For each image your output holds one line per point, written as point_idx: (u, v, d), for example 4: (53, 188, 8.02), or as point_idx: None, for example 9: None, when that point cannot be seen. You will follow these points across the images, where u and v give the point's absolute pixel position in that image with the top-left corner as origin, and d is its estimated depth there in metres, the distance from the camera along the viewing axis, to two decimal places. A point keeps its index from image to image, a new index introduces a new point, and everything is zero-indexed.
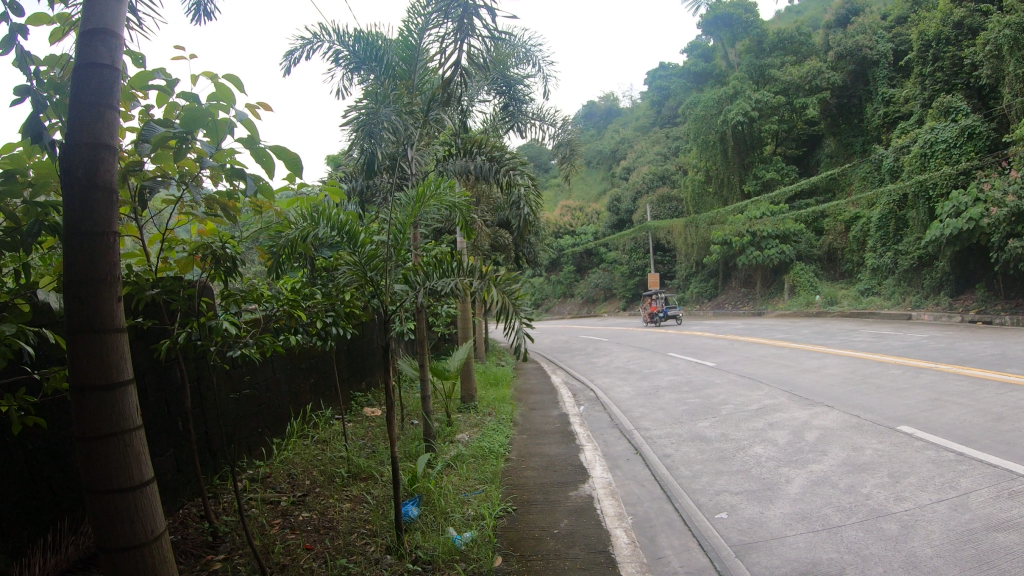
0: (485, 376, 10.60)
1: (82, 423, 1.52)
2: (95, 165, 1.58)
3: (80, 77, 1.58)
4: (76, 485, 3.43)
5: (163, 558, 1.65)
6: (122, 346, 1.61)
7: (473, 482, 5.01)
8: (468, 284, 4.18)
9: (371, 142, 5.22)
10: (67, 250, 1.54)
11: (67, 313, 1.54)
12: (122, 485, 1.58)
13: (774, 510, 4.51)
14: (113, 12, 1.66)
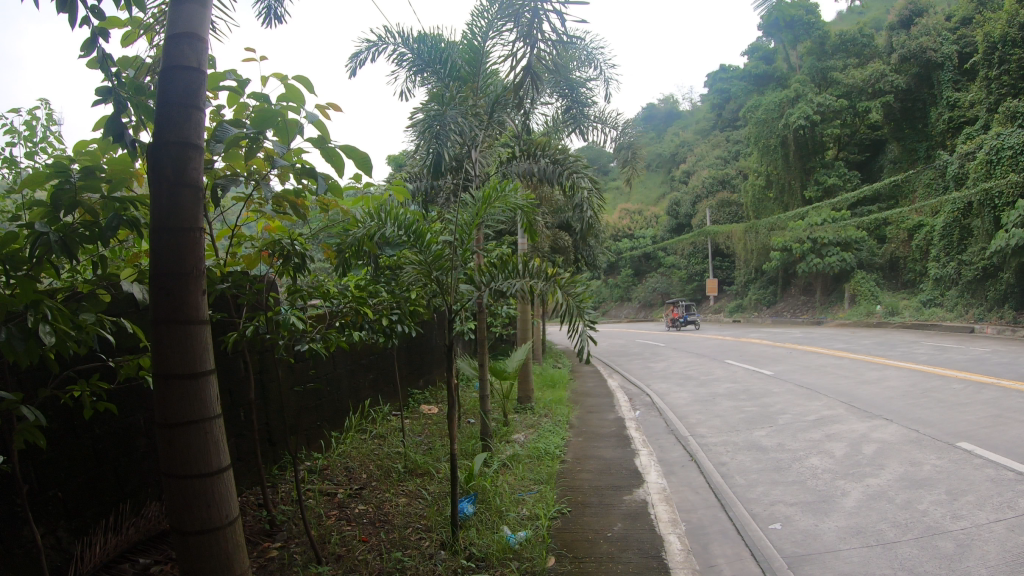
0: (542, 378, 10.62)
1: (165, 410, 1.56)
2: (183, 163, 1.62)
3: (169, 78, 1.63)
4: (142, 470, 3.56)
5: (236, 547, 1.68)
6: (205, 338, 1.65)
7: (528, 482, 5.04)
8: (532, 286, 4.19)
9: (438, 144, 5.27)
10: (156, 244, 1.59)
11: (154, 305, 1.59)
12: (201, 471, 1.61)
13: (829, 523, 4.42)
14: (201, 17, 1.71)
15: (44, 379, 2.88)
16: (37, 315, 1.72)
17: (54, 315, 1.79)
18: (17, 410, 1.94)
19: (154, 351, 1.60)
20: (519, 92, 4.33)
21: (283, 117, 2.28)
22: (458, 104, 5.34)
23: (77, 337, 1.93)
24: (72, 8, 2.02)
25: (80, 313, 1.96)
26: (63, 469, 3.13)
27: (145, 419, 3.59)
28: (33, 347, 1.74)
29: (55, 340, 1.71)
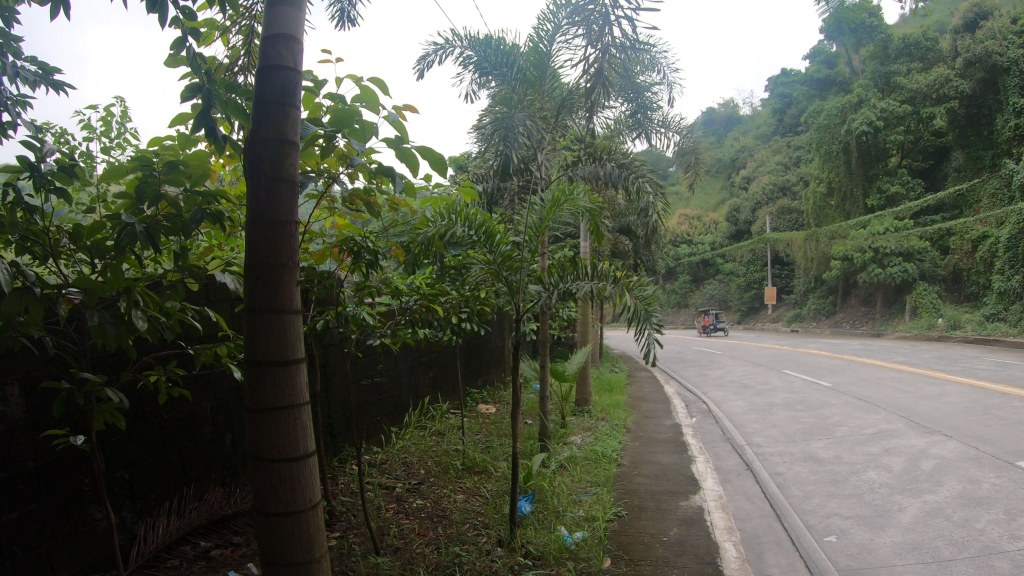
0: (599, 383, 10.61)
1: (255, 395, 1.49)
2: (281, 154, 1.55)
3: (269, 68, 1.57)
4: (206, 455, 3.68)
5: (319, 537, 1.59)
6: (298, 327, 1.57)
7: (585, 484, 5.04)
8: (601, 288, 4.19)
9: (507, 146, 5.34)
10: (250, 236, 1.52)
11: (248, 293, 1.52)
12: (288, 455, 1.53)
13: (885, 538, 4.33)
14: (298, 12, 1.64)
15: (123, 364, 3.09)
16: (128, 301, 1.79)
17: (143, 301, 1.88)
18: (101, 392, 1.96)
19: (247, 339, 1.53)
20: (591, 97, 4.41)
21: (359, 119, 2.27)
22: (526, 106, 5.39)
23: (165, 322, 2.00)
24: (164, 8, 2.03)
25: (168, 300, 2.02)
26: (131, 452, 3.25)
27: (212, 407, 3.74)
28: (126, 331, 1.81)
29: (146, 326, 1.79)
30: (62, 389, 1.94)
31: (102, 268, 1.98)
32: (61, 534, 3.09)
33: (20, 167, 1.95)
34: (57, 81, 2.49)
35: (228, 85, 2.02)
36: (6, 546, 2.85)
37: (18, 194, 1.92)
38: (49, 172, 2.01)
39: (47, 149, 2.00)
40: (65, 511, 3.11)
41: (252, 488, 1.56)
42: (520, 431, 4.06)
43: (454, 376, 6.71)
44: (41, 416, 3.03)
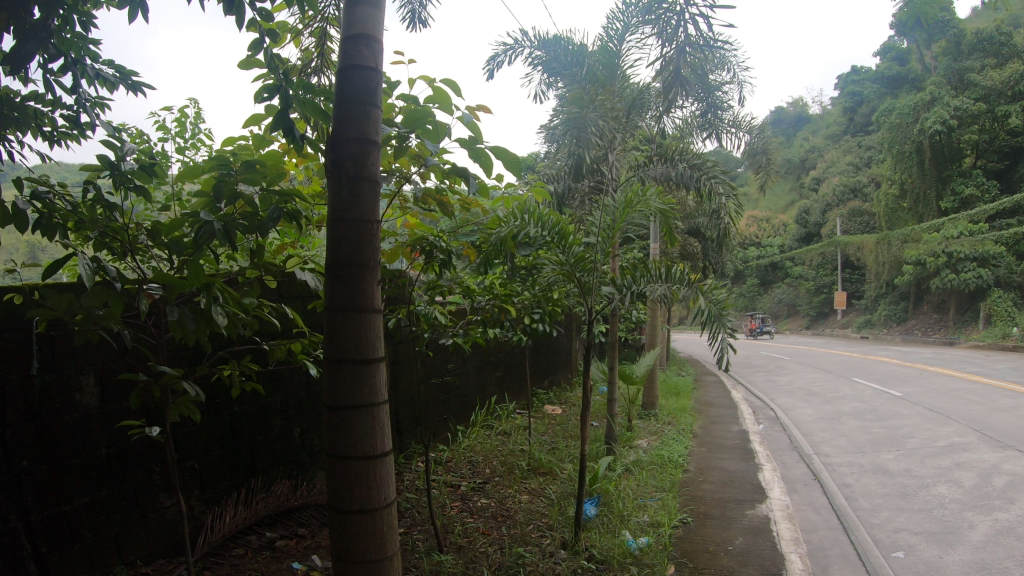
0: (666, 387, 10.51)
1: (334, 394, 1.50)
2: (363, 153, 1.55)
3: (350, 70, 1.57)
4: (275, 448, 3.76)
5: (392, 535, 1.60)
6: (379, 325, 1.58)
7: (651, 489, 4.98)
8: (675, 290, 4.14)
9: (580, 146, 5.42)
10: (333, 235, 1.54)
11: (330, 292, 1.54)
12: (365, 453, 1.54)
13: (954, 556, 4.16)
14: (378, 13, 1.64)
15: (198, 358, 3.20)
16: (209, 297, 1.81)
17: (223, 297, 1.89)
18: (179, 386, 1.96)
19: (327, 337, 1.55)
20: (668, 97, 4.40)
21: (433, 118, 2.26)
22: (597, 105, 5.43)
23: (244, 318, 2.02)
24: (240, 9, 2.06)
25: (246, 297, 2.03)
26: (201, 443, 3.33)
27: (283, 401, 3.82)
28: (207, 327, 1.85)
29: (226, 322, 1.81)
30: (140, 381, 1.96)
31: (180, 264, 2.00)
32: (131, 520, 3.19)
33: (100, 166, 1.99)
34: (135, 82, 2.61)
35: (306, 84, 2.02)
36: (75, 529, 2.97)
37: (98, 193, 1.96)
38: (129, 171, 2.03)
39: (126, 148, 2.02)
40: (135, 497, 3.21)
41: (329, 484, 1.57)
42: (588, 433, 4.05)
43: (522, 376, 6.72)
44: (115, 407, 3.15)
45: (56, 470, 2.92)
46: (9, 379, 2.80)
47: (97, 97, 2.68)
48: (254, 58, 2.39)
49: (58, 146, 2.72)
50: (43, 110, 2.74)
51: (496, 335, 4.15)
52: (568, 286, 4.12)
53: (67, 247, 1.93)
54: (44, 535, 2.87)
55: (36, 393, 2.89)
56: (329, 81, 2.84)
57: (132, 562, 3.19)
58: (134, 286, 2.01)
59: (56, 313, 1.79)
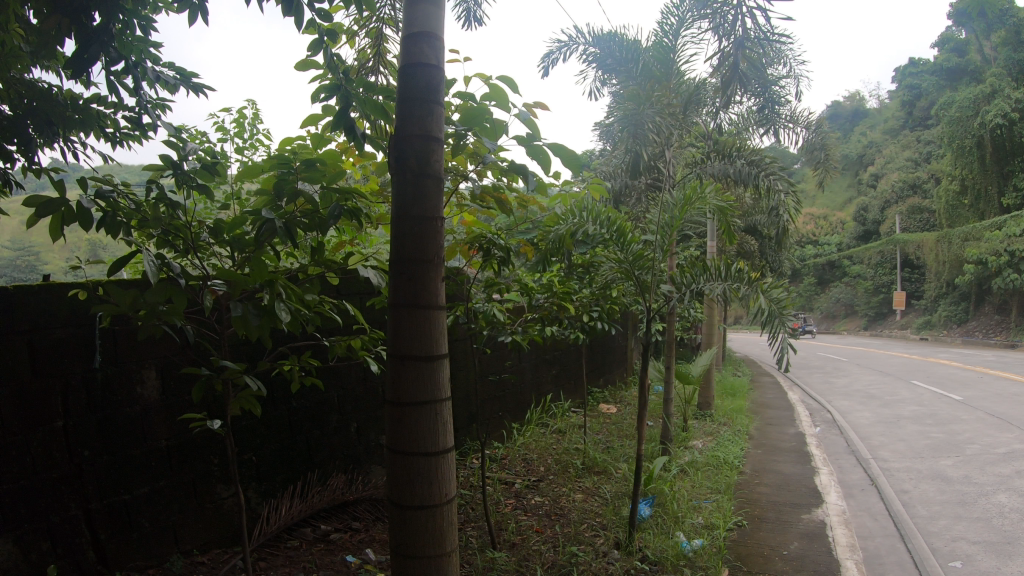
0: (721, 387, 10.41)
1: (397, 390, 1.51)
2: (427, 151, 1.55)
3: (414, 67, 1.57)
4: (332, 442, 3.81)
5: (451, 531, 1.60)
6: (443, 322, 1.58)
7: (705, 490, 4.91)
8: (734, 289, 4.07)
9: (637, 143, 5.35)
10: (398, 232, 1.54)
11: (394, 289, 1.54)
12: (427, 449, 1.54)
13: (1015, 568, 4.01)
14: (440, 11, 1.63)
15: (258, 353, 3.25)
16: (272, 294, 1.83)
17: (285, 293, 1.91)
18: (241, 380, 1.99)
19: (392, 333, 1.56)
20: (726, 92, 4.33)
21: (490, 116, 2.25)
22: (654, 102, 5.35)
23: (306, 315, 2.05)
24: (299, 10, 2.04)
25: (308, 294, 2.06)
26: (259, 436, 3.39)
27: (340, 396, 3.87)
28: (272, 322, 1.87)
29: (288, 317, 1.82)
30: (203, 375, 2.00)
31: (241, 260, 2.02)
32: (189, 510, 3.26)
33: (164, 165, 2.02)
34: (196, 84, 2.68)
35: (366, 83, 2.03)
36: (134, 517, 3.06)
37: (161, 192, 2.00)
38: (191, 172, 2.05)
39: (189, 148, 2.04)
40: (194, 488, 3.29)
41: (391, 479, 1.58)
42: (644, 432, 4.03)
43: (578, 374, 6.71)
44: (175, 400, 3.23)
45: (116, 460, 3.01)
46: (73, 371, 2.91)
47: (159, 99, 2.76)
48: (311, 58, 2.39)
49: (120, 146, 2.93)
50: (107, 112, 2.93)
51: (553, 333, 4.13)
52: (625, 283, 4.12)
53: (131, 245, 1.96)
54: (101, 522, 2.96)
55: (99, 385, 2.98)
56: (385, 80, 2.85)
57: (188, 551, 3.25)
58: (197, 283, 2.04)
59: (122, 309, 1.83)
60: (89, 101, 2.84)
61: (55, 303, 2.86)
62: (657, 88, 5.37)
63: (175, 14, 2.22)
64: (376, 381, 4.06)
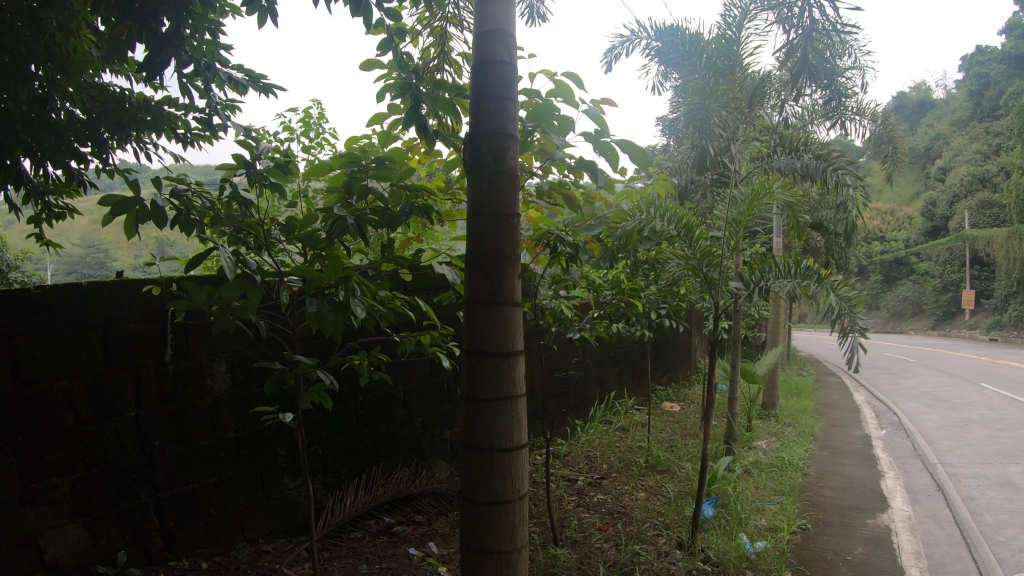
0: (786, 386, 10.24)
1: (473, 386, 1.52)
2: (502, 149, 1.55)
3: (486, 64, 1.56)
4: (397, 436, 3.86)
5: (523, 526, 1.60)
6: (518, 319, 1.58)
7: (768, 491, 4.83)
8: (804, 286, 4.00)
9: (701, 139, 5.25)
10: (473, 229, 1.55)
11: (471, 286, 1.55)
12: (502, 446, 1.55)
13: None
14: (513, 7, 1.62)
15: (325, 349, 3.31)
16: (348, 290, 1.86)
17: (360, 289, 1.94)
18: (313, 373, 2.02)
19: (469, 328, 1.57)
20: (794, 84, 4.23)
21: (557, 112, 2.25)
22: (719, 96, 5.26)
23: (380, 311, 2.08)
24: (369, 11, 2.03)
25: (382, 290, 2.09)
26: (326, 429, 3.45)
27: (406, 391, 3.91)
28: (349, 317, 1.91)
29: (363, 312, 1.83)
30: (276, 370, 2.04)
31: (314, 257, 2.05)
32: (255, 501, 3.35)
33: (236, 165, 2.04)
34: (265, 85, 2.73)
35: (436, 81, 2.04)
36: (202, 505, 3.14)
37: (234, 190, 2.03)
38: (263, 170, 2.07)
39: (260, 147, 2.06)
40: (260, 479, 3.37)
41: (464, 473, 1.59)
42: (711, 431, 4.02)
43: (641, 372, 6.67)
44: (244, 393, 3.31)
45: (186, 450, 3.10)
46: (144, 364, 2.99)
47: (229, 100, 2.82)
48: (374, 58, 2.38)
49: (191, 146, 3.02)
50: (178, 113, 3.02)
51: (619, 330, 4.12)
52: (693, 279, 4.08)
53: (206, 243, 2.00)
54: (171, 509, 3.05)
55: (170, 378, 3.07)
56: (449, 78, 2.84)
57: (255, 540, 3.34)
58: (272, 279, 2.08)
59: (199, 305, 1.88)
60: (161, 105, 2.93)
61: (128, 299, 2.95)
62: (723, 82, 5.33)
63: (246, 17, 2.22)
64: (441, 377, 4.09)
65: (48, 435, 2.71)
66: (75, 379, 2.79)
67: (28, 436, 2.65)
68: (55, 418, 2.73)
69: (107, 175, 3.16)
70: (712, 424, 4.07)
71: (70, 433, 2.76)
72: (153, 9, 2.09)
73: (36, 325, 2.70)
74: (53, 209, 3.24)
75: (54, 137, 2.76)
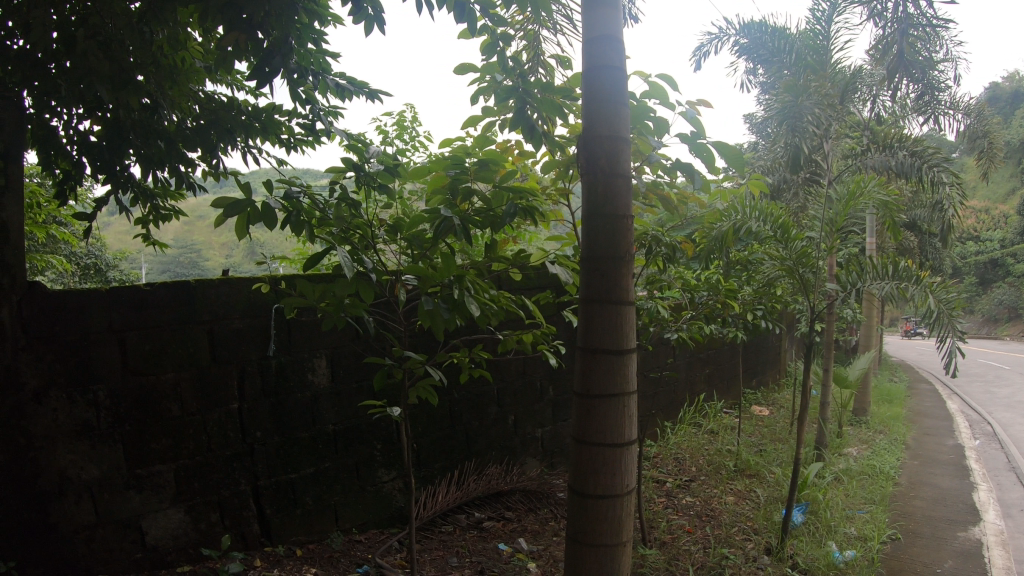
0: (878, 392, 9.92)
1: (587, 382, 1.56)
2: (617, 151, 1.58)
3: (599, 69, 1.60)
4: (490, 433, 3.93)
5: (629, 521, 1.63)
6: (633, 317, 1.61)
7: (858, 500, 4.71)
8: (902, 288, 3.90)
9: (795, 135, 5.27)
10: (589, 229, 1.58)
11: (587, 284, 1.59)
12: (613, 441, 1.58)
13: None
14: (625, 13, 1.65)
15: (420, 346, 3.39)
16: (461, 287, 1.92)
17: (472, 287, 1.99)
18: (421, 369, 2.09)
19: (583, 326, 1.61)
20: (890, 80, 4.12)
21: (654, 114, 2.28)
22: (813, 93, 5.20)
23: (488, 311, 2.14)
24: (473, 18, 2.08)
25: (488, 289, 2.14)
26: (421, 424, 3.55)
27: (499, 389, 3.97)
28: (458, 314, 1.97)
29: (476, 310, 1.89)
30: (386, 365, 2.12)
31: (421, 258, 2.12)
32: (350, 491, 3.46)
33: (346, 167, 2.12)
34: (370, 91, 2.83)
35: (540, 83, 2.08)
36: (299, 495, 3.27)
37: (344, 192, 2.12)
38: (373, 173, 2.15)
39: (370, 150, 2.14)
40: (356, 470, 3.49)
41: (575, 467, 1.64)
42: (803, 436, 3.96)
43: (731, 375, 6.60)
44: (344, 387, 3.43)
45: (286, 441, 3.24)
46: (249, 358, 3.14)
47: (331, 107, 2.93)
48: (469, 64, 2.41)
49: (295, 151, 3.16)
50: (284, 121, 3.15)
51: (712, 331, 4.09)
52: (788, 280, 4.01)
53: (315, 242, 2.09)
54: (269, 497, 3.18)
55: (273, 371, 3.20)
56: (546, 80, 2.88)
57: (348, 529, 3.45)
58: (383, 278, 2.15)
59: (312, 302, 1.98)
60: (266, 112, 3.07)
61: (235, 296, 3.10)
62: (815, 79, 5.20)
63: (352, 26, 2.29)
64: (534, 376, 4.15)
65: (154, 424, 2.87)
66: (181, 371, 2.95)
67: (136, 424, 2.83)
68: (162, 408, 2.89)
69: (214, 178, 3.32)
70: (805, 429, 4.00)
71: (175, 422, 2.92)
72: (260, 21, 2.18)
73: (147, 320, 2.87)
74: (163, 211, 3.42)
75: (164, 142, 2.93)
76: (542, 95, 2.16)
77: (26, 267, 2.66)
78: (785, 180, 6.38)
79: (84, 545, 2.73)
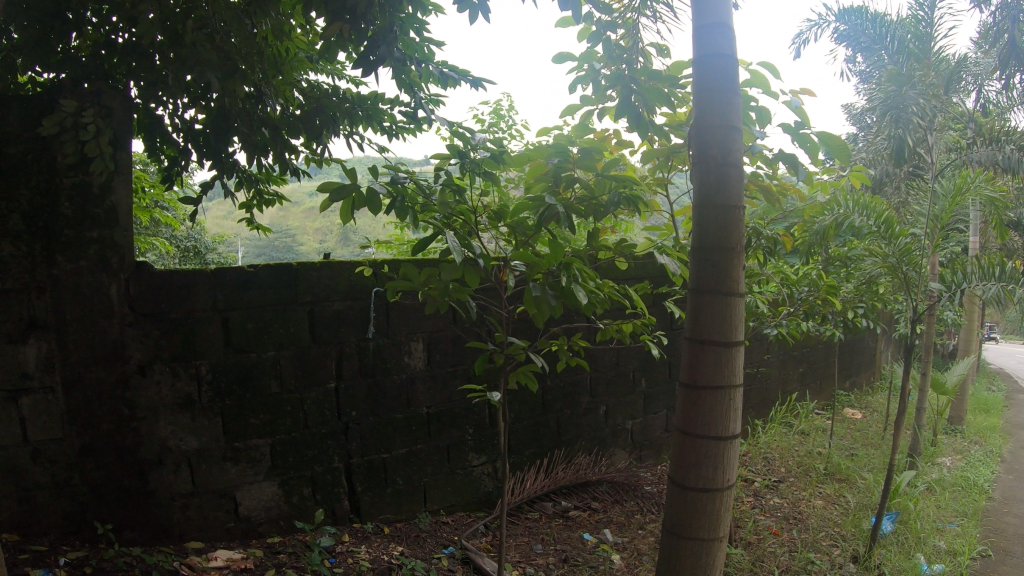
0: (977, 401, 9.47)
1: (695, 374, 1.56)
2: (730, 141, 1.56)
3: (712, 58, 1.58)
4: (581, 423, 3.94)
5: (727, 515, 1.62)
6: (742, 310, 1.59)
7: (950, 512, 4.52)
8: (1010, 291, 3.73)
9: (898, 128, 5.00)
10: (701, 219, 1.57)
11: (697, 275, 1.58)
12: (716, 434, 1.57)
13: None
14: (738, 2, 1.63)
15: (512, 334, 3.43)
16: (570, 275, 1.94)
17: (578, 275, 2.00)
18: (523, 355, 2.12)
19: (692, 318, 1.60)
20: None
21: (760, 103, 2.24)
22: (917, 83, 4.91)
23: (593, 301, 2.15)
24: (578, 6, 2.09)
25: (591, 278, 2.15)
26: (513, 411, 3.59)
27: (591, 379, 3.97)
28: (562, 302, 1.98)
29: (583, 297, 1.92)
30: (487, 350, 2.16)
31: (523, 246, 2.14)
32: (440, 474, 3.54)
33: (451, 154, 2.16)
34: (474, 79, 2.87)
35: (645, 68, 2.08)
36: (390, 474, 3.36)
37: (449, 178, 2.16)
38: (478, 159, 2.18)
39: (477, 137, 2.18)
40: (447, 453, 3.56)
41: (676, 458, 1.64)
42: (897, 443, 3.83)
43: (824, 375, 6.42)
44: (438, 370, 3.50)
45: (380, 422, 3.33)
46: (347, 339, 3.23)
47: (433, 95, 2.99)
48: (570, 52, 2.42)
49: (396, 138, 3.24)
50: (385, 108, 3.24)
51: (808, 328, 3.99)
52: (889, 279, 3.88)
53: (417, 227, 2.14)
54: (361, 475, 3.28)
55: (370, 353, 3.29)
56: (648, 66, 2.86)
57: (436, 510, 3.53)
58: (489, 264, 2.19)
59: (417, 285, 2.03)
60: (369, 99, 3.16)
61: (336, 279, 3.19)
62: (919, 67, 4.95)
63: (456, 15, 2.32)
64: (627, 367, 4.13)
65: (253, 400, 3.00)
66: (282, 350, 3.07)
67: (235, 399, 2.96)
68: (261, 384, 3.02)
69: (317, 163, 3.42)
70: (899, 436, 3.86)
71: (273, 399, 3.04)
72: (363, 11, 2.23)
73: (249, 300, 2.99)
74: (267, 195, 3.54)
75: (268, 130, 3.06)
76: (648, 82, 2.16)
77: (135, 247, 2.82)
78: (887, 173, 6.15)
79: (179, 511, 2.87)
